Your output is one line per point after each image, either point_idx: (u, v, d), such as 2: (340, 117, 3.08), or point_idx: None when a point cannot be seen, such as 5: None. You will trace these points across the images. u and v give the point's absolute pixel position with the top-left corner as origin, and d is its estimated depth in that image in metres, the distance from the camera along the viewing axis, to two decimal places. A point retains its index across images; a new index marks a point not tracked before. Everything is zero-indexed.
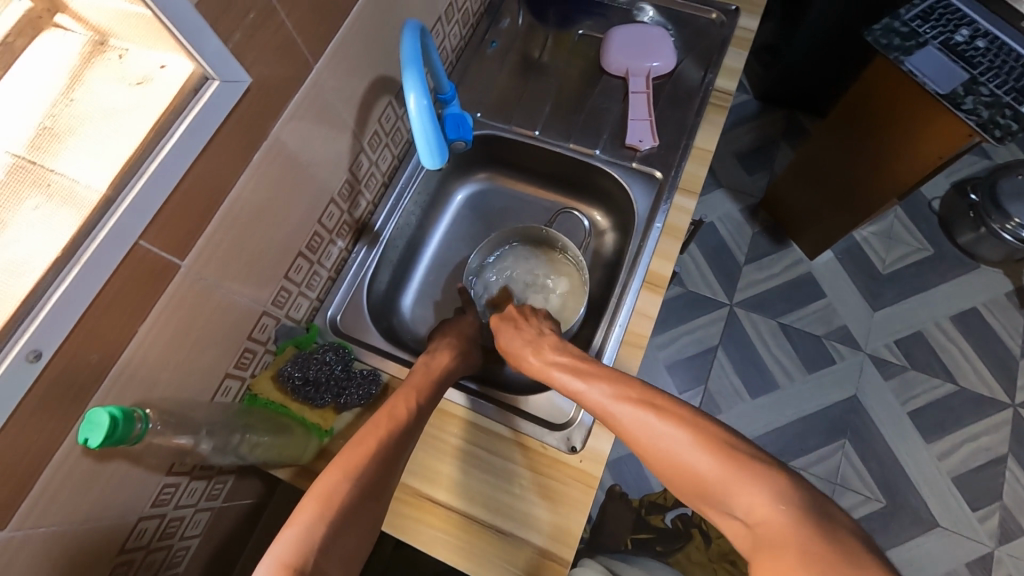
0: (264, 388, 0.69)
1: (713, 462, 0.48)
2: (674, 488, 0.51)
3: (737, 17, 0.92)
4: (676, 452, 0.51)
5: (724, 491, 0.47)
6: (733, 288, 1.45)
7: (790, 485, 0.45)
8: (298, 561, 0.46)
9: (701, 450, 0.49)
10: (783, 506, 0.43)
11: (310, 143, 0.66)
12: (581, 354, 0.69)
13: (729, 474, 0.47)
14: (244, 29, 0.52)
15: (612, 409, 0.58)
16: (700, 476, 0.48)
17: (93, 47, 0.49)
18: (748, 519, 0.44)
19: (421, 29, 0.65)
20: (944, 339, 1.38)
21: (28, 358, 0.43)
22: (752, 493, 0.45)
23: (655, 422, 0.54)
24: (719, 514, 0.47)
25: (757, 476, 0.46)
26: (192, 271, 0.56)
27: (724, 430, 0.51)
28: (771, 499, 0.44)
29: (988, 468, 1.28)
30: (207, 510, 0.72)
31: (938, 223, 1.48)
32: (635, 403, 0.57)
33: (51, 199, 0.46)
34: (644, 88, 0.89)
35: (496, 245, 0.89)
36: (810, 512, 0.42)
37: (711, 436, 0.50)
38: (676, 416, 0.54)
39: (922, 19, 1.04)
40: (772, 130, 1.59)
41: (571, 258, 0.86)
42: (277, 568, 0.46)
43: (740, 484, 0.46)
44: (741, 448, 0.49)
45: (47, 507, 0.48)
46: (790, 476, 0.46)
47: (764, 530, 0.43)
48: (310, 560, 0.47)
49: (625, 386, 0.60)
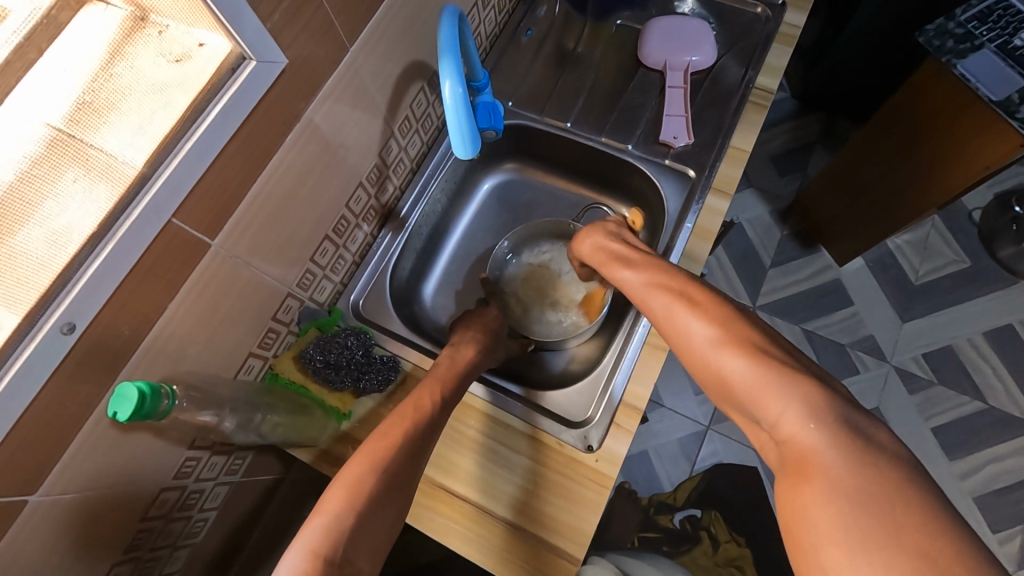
0: (285, 368, 0.69)
1: (744, 368, 0.47)
2: (705, 386, 0.52)
3: (783, 12, 0.89)
4: (703, 349, 0.51)
5: (750, 399, 0.46)
6: (758, 292, 1.42)
7: (829, 407, 0.42)
8: (327, 551, 0.47)
9: (728, 351, 0.48)
10: (814, 426, 0.41)
11: (343, 125, 0.66)
12: (636, 247, 0.68)
13: (754, 381, 0.45)
14: (283, 9, 0.51)
15: (652, 302, 0.59)
16: (726, 379, 0.48)
17: (133, 23, 0.48)
18: (773, 431, 0.44)
19: (459, 14, 0.63)
20: (975, 355, 1.34)
21: (62, 331, 0.44)
22: (780, 408, 0.43)
23: (695, 321, 0.53)
24: (747, 420, 0.47)
25: (787, 389, 0.43)
26: (224, 249, 0.56)
27: (762, 335, 0.49)
28: (802, 419, 0.42)
29: (1012, 491, 1.25)
30: (226, 484, 0.73)
31: (977, 235, 1.43)
32: (681, 301, 0.56)
33: (89, 173, 0.46)
34: (682, 83, 0.86)
35: (523, 240, 0.89)
36: (843, 432, 0.40)
37: (747, 342, 0.48)
38: (716, 318, 0.52)
39: (980, 20, 0.97)
40: (809, 130, 1.55)
41: None
42: (307, 556, 0.47)
43: (767, 396, 0.44)
44: (778, 358, 0.46)
45: (75, 473, 0.50)
46: (828, 397, 0.43)
47: (789, 450, 0.42)
48: (339, 550, 0.48)
49: (668, 280, 0.60)
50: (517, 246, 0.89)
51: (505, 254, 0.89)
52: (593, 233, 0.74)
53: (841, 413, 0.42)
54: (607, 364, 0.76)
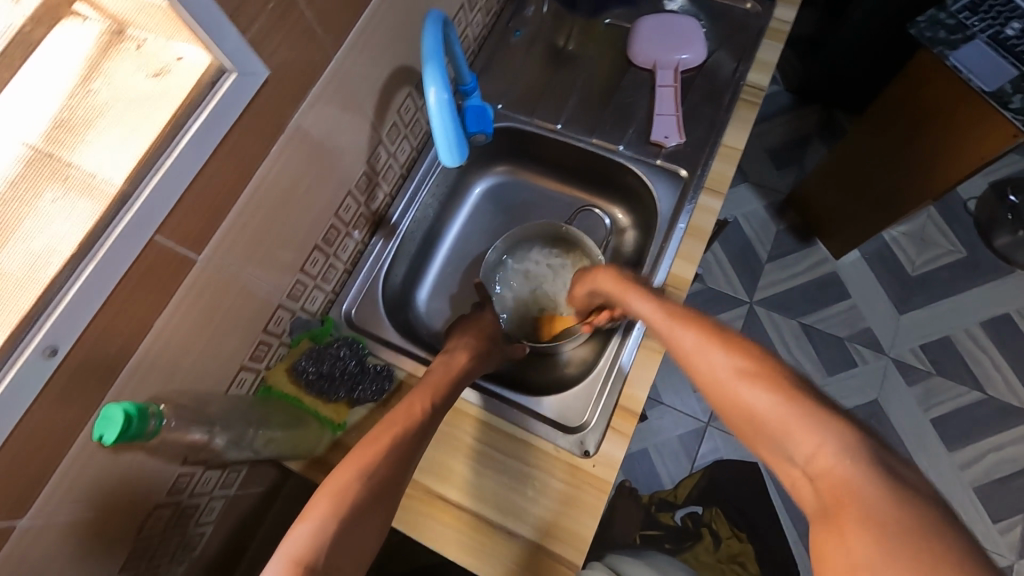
0: (278, 380, 0.69)
1: (775, 402, 0.44)
2: (730, 423, 0.48)
3: (773, 7, 0.88)
4: (727, 383, 0.48)
5: (783, 434, 0.43)
6: (755, 287, 1.42)
7: (862, 440, 0.40)
8: (309, 557, 0.47)
9: (754, 384, 0.46)
10: (849, 459, 0.39)
11: (331, 133, 0.65)
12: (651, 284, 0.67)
13: (785, 414, 0.43)
14: (263, 20, 0.51)
15: (670, 332, 0.57)
16: (754, 414, 0.45)
17: (110, 36, 0.47)
18: (808, 469, 0.41)
19: (444, 19, 0.62)
20: (973, 345, 1.34)
21: (45, 353, 0.43)
22: (816, 443, 0.40)
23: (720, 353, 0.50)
24: (775, 458, 0.44)
25: (823, 424, 0.41)
26: (210, 264, 0.55)
27: (789, 371, 0.47)
28: (836, 451, 0.39)
29: (1012, 480, 1.25)
30: (221, 497, 0.73)
31: (973, 225, 1.42)
32: (704, 334, 0.53)
33: (67, 192, 0.46)
34: (673, 81, 0.86)
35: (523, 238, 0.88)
36: (878, 466, 0.38)
37: (776, 375, 0.46)
38: (745, 351, 0.49)
39: (971, 10, 0.97)
40: (803, 123, 1.54)
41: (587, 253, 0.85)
42: (287, 563, 0.46)
43: (799, 430, 0.42)
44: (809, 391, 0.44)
45: (64, 496, 0.49)
46: (859, 430, 0.40)
47: (823, 484, 0.39)
48: (322, 557, 0.47)
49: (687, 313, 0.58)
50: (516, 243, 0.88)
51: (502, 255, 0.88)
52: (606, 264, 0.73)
53: (871, 445, 0.39)
54: (602, 369, 0.75)
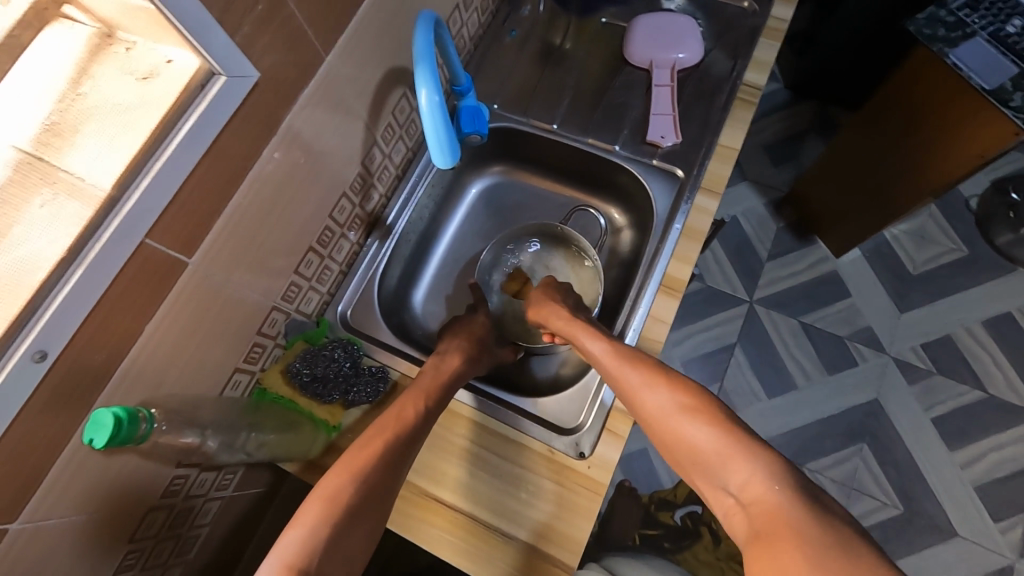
0: (273, 383, 0.69)
1: (715, 439, 0.52)
2: (672, 458, 0.56)
3: (770, 5, 0.87)
4: (671, 423, 0.56)
5: (721, 469, 0.51)
6: (754, 286, 1.41)
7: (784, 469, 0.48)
8: (300, 563, 0.47)
9: (696, 424, 0.54)
10: (776, 486, 0.47)
11: (324, 133, 0.65)
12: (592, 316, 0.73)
13: (722, 450, 0.51)
14: (251, 23, 0.50)
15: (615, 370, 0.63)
16: (696, 449, 0.53)
17: (100, 39, 0.47)
18: (743, 497, 0.48)
19: (435, 20, 0.62)
20: (973, 343, 1.33)
21: (34, 358, 0.43)
22: (750, 475, 0.48)
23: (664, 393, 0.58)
24: (712, 488, 0.51)
25: (756, 461, 0.49)
26: (201, 268, 0.55)
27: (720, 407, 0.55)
28: (766, 480, 0.47)
29: (1013, 479, 1.24)
30: (217, 499, 0.73)
31: (974, 222, 1.41)
32: (648, 373, 0.61)
33: (56, 195, 0.45)
34: (669, 81, 0.85)
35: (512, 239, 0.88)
36: (801, 494, 0.45)
37: (713, 415, 0.54)
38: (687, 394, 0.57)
39: (972, 7, 0.96)
40: (803, 121, 1.53)
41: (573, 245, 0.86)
42: (281, 568, 0.47)
43: (734, 462, 0.50)
44: (742, 429, 0.52)
45: (56, 501, 0.49)
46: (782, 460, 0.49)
47: (756, 508, 0.47)
48: (313, 561, 0.48)
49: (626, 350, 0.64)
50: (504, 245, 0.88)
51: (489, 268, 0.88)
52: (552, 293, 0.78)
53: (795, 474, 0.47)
54: (596, 369, 0.74)
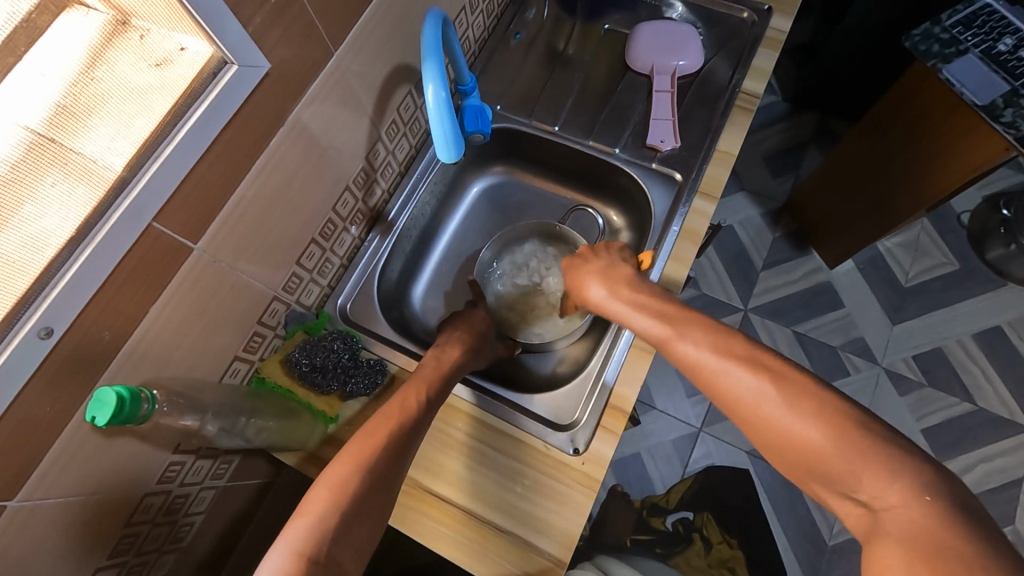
0: (272, 372, 0.70)
1: (827, 433, 0.44)
2: (776, 459, 0.48)
3: (770, 16, 0.89)
4: (780, 419, 0.46)
5: (840, 471, 0.43)
6: (749, 293, 1.43)
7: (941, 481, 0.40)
8: (311, 551, 0.47)
9: (812, 422, 0.45)
10: (919, 497, 0.39)
11: (330, 127, 0.66)
12: (658, 295, 0.65)
13: (848, 453, 0.42)
14: (265, 14, 0.52)
15: (701, 357, 0.53)
16: (811, 451, 0.44)
17: (115, 26, 0.47)
18: (873, 504, 0.41)
19: (443, 18, 0.64)
20: (964, 355, 1.35)
21: (40, 335, 0.44)
22: (880, 480, 0.41)
23: (748, 374, 0.49)
24: (828, 491, 0.44)
25: (888, 462, 0.41)
26: (207, 253, 0.56)
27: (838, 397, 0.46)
28: (906, 489, 0.40)
29: (1002, 491, 1.25)
30: (212, 488, 0.73)
31: (967, 237, 1.43)
32: (724, 348, 0.52)
33: (68, 176, 0.46)
34: (669, 87, 0.87)
35: (513, 238, 0.89)
36: (953, 507, 0.38)
37: (821, 401, 0.45)
38: (783, 375, 0.48)
39: (964, 25, 0.99)
40: (800, 133, 1.55)
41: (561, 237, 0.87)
42: (291, 556, 0.46)
43: (863, 469, 0.42)
44: (869, 424, 0.44)
45: (55, 480, 0.49)
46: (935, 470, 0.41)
47: (888, 517, 0.40)
48: (323, 549, 0.47)
49: (715, 335, 0.54)
50: (506, 243, 0.89)
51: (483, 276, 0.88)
52: (588, 270, 0.73)
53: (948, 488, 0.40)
54: (594, 366, 0.76)
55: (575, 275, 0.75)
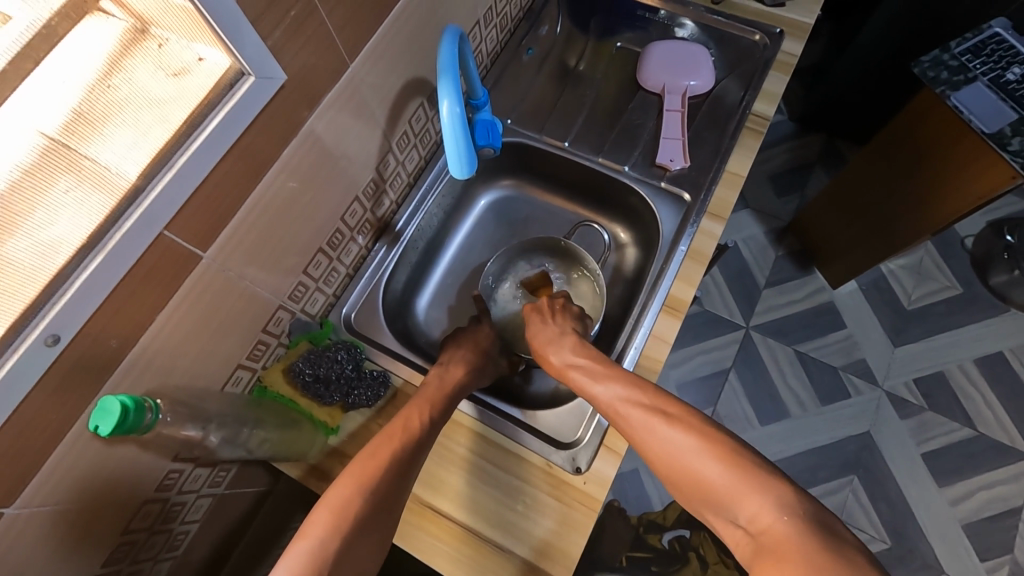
0: (275, 381, 0.69)
1: (714, 465, 0.49)
2: (681, 494, 0.52)
3: (781, 39, 0.89)
4: (681, 456, 0.51)
5: (726, 498, 0.47)
6: (751, 311, 1.43)
7: (802, 503, 0.44)
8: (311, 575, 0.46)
9: (706, 457, 0.50)
10: (787, 516, 0.43)
11: (342, 139, 0.66)
12: (601, 355, 0.68)
13: (734, 482, 0.47)
14: (284, 27, 0.52)
15: (624, 411, 0.59)
16: (705, 484, 0.49)
17: (133, 35, 0.47)
18: (751, 528, 0.44)
19: (460, 35, 0.64)
20: (965, 381, 1.34)
21: (47, 342, 0.43)
22: (755, 502, 0.45)
23: (651, 418, 0.56)
24: (720, 520, 0.48)
25: (762, 484, 0.46)
26: (215, 262, 0.56)
27: (730, 438, 0.51)
28: (776, 509, 0.44)
29: (1001, 519, 1.24)
30: (210, 496, 0.72)
31: (971, 262, 1.43)
32: (638, 399, 0.59)
33: (81, 183, 0.46)
34: (680, 107, 0.87)
35: (523, 250, 0.89)
36: (815, 525, 0.42)
37: (714, 440, 0.51)
38: (679, 418, 0.55)
39: (973, 53, 1.00)
40: (807, 153, 1.56)
41: (571, 255, 0.87)
42: None
43: (745, 494, 0.46)
44: (750, 457, 0.49)
45: (54, 487, 0.49)
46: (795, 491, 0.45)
47: (764, 538, 0.43)
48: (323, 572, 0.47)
49: (638, 390, 0.60)
50: (515, 254, 0.89)
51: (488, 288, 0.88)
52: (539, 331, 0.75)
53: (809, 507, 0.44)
54: None
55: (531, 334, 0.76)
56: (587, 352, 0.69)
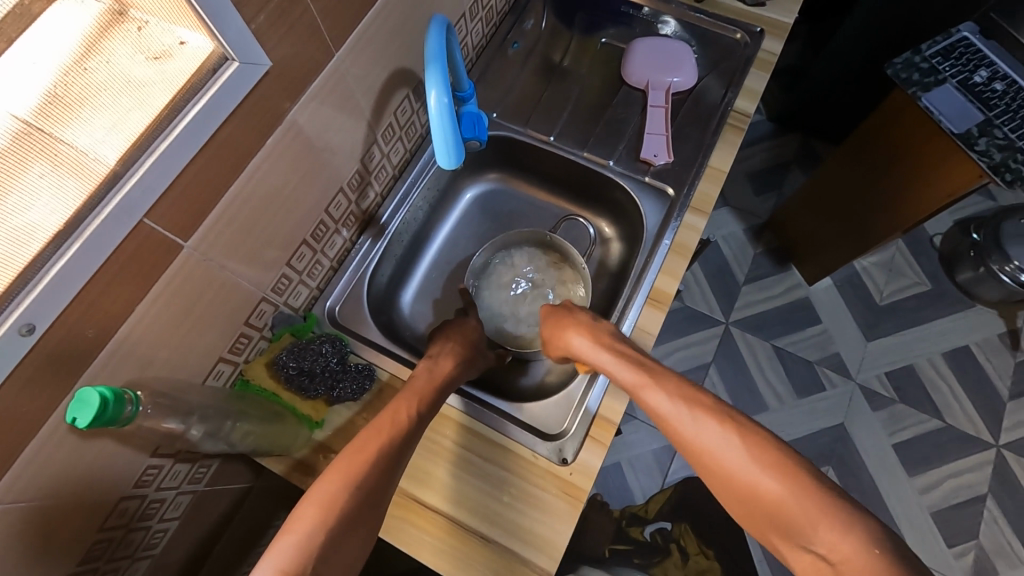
0: (257, 374, 0.68)
1: (789, 488, 0.49)
2: (743, 510, 0.53)
3: (761, 39, 0.91)
4: (751, 474, 0.52)
5: (802, 523, 0.47)
6: (730, 307, 1.45)
7: (881, 535, 0.44)
8: (294, 569, 0.46)
9: (780, 479, 0.50)
10: (876, 550, 0.43)
11: (326, 129, 0.66)
12: (642, 353, 0.68)
13: (809, 508, 0.47)
14: (268, 12, 0.51)
15: (681, 415, 0.58)
16: (777, 505, 0.49)
17: (111, 17, 0.45)
18: (830, 557, 0.45)
19: (447, 25, 0.64)
20: (934, 374, 1.39)
21: (22, 331, 0.42)
22: (836, 532, 0.45)
23: (717, 427, 0.55)
24: (787, 542, 0.49)
25: (842, 515, 0.46)
26: (198, 251, 0.55)
27: (800, 459, 0.52)
28: (858, 542, 0.44)
29: (967, 506, 1.29)
30: (190, 492, 0.71)
31: (938, 259, 1.49)
32: (694, 403, 0.59)
33: (57, 168, 0.44)
34: (664, 102, 0.88)
35: (514, 242, 0.89)
36: (900, 560, 0.43)
37: (786, 461, 0.51)
38: (745, 430, 0.55)
39: (943, 56, 1.04)
40: (784, 152, 1.59)
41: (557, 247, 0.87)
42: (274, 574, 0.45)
43: (823, 523, 0.46)
44: (824, 484, 0.49)
45: (28, 482, 0.47)
46: (873, 522, 0.45)
47: (846, 570, 0.44)
48: (308, 567, 0.47)
49: (694, 394, 0.60)
50: (504, 244, 0.89)
51: (475, 278, 0.88)
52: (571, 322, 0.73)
53: (890, 538, 0.44)
54: (577, 390, 0.75)
55: (552, 325, 0.75)
56: (626, 350, 0.68)
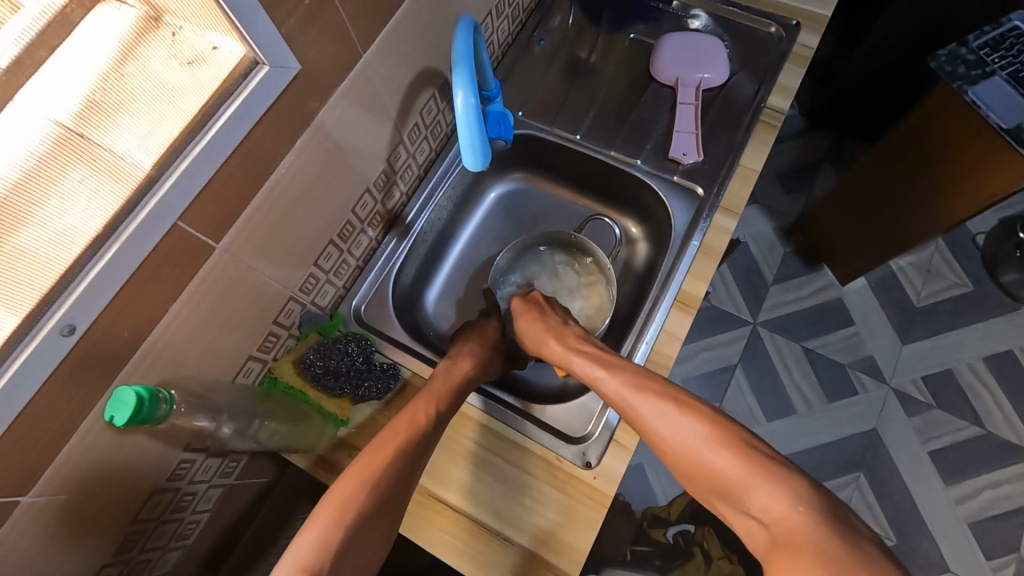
0: (284, 372, 0.69)
1: (729, 458, 0.52)
2: (691, 484, 0.55)
3: (797, 32, 0.88)
4: (696, 450, 0.54)
5: (738, 488, 0.51)
6: (758, 307, 1.42)
7: (811, 495, 0.48)
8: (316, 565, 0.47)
9: (722, 450, 0.53)
10: (802, 508, 0.47)
11: (354, 130, 0.66)
12: (604, 347, 0.69)
13: (747, 474, 0.51)
14: (298, 17, 0.51)
15: (632, 398, 0.60)
16: (719, 475, 0.52)
17: (146, 22, 0.47)
18: (764, 519, 0.48)
19: (474, 25, 0.63)
20: (974, 379, 1.33)
21: (62, 332, 0.43)
22: (770, 494, 0.48)
23: (662, 406, 0.58)
24: (730, 509, 0.52)
25: (774, 478, 0.49)
26: (228, 253, 0.56)
27: (743, 432, 0.55)
28: (790, 502, 0.47)
29: (1007, 518, 1.24)
30: (220, 486, 0.73)
31: (980, 260, 1.42)
32: (645, 386, 0.61)
33: (95, 173, 0.46)
34: (693, 100, 0.86)
35: (566, 244, 0.87)
36: (828, 516, 0.46)
37: (729, 434, 0.54)
38: (692, 409, 0.57)
39: (991, 47, 0.97)
40: (817, 148, 1.54)
41: (583, 246, 0.85)
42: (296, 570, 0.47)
43: (757, 487, 0.50)
44: (759, 452, 0.52)
45: (66, 476, 0.49)
46: (808, 487, 0.48)
47: (777, 530, 0.47)
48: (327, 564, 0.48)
49: (644, 378, 0.62)
50: (572, 243, 0.86)
51: (502, 277, 0.88)
52: (538, 321, 0.75)
53: (819, 499, 0.47)
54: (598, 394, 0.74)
55: (524, 327, 0.75)
56: (588, 345, 0.69)
